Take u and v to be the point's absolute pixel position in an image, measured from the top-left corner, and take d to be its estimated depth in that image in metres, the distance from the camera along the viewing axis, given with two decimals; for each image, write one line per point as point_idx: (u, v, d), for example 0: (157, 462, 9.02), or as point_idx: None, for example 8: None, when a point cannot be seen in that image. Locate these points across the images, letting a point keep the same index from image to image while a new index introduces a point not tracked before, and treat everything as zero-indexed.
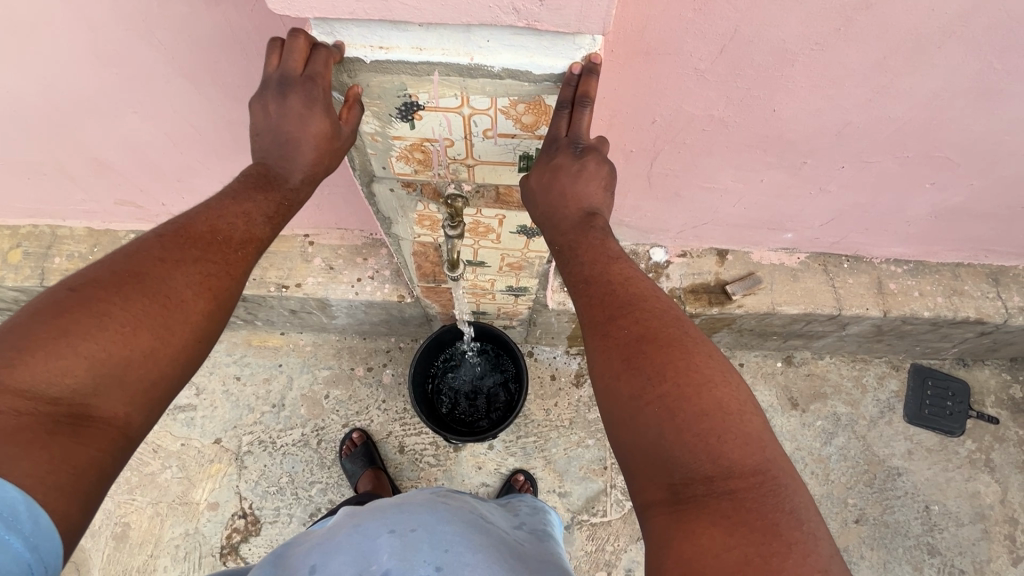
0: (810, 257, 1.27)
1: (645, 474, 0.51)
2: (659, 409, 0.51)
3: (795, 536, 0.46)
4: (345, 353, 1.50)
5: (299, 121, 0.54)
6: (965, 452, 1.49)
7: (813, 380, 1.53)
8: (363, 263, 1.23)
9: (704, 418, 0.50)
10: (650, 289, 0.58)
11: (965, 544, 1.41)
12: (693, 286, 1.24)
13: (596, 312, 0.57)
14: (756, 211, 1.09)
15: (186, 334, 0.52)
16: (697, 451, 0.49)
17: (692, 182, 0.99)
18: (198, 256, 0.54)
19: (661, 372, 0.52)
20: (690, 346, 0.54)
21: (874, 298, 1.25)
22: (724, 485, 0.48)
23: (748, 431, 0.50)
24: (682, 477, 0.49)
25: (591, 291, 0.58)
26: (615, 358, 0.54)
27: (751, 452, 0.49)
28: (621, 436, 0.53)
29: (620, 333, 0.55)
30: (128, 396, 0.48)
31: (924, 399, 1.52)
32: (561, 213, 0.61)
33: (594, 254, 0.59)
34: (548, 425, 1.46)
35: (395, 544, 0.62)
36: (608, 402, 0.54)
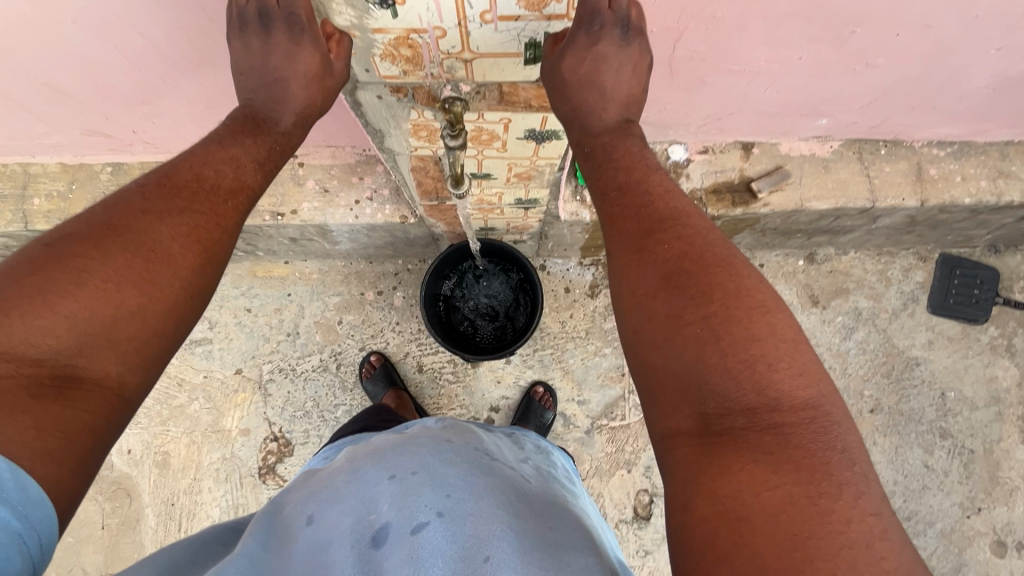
0: (843, 144, 1.16)
1: (672, 401, 0.51)
2: (700, 328, 0.51)
3: (842, 474, 0.46)
4: (353, 278, 1.47)
5: (289, 57, 0.57)
6: (986, 338, 1.47)
7: (835, 277, 1.49)
8: (359, 183, 1.14)
9: (754, 344, 0.50)
10: (692, 209, 0.59)
11: (977, 426, 1.44)
12: (715, 185, 1.15)
13: (630, 227, 0.58)
14: (790, 95, 0.97)
15: (176, 288, 0.52)
16: (742, 380, 0.49)
17: (719, 66, 0.87)
18: (183, 206, 0.54)
19: (706, 294, 0.52)
20: (739, 271, 0.54)
21: (912, 186, 1.15)
22: (766, 417, 0.48)
23: (801, 361, 0.50)
24: (717, 407, 0.49)
25: (628, 204, 0.59)
26: (654, 278, 0.54)
27: (803, 385, 0.50)
28: (650, 358, 0.53)
29: (661, 250, 0.55)
30: (118, 354, 0.48)
31: (950, 288, 1.48)
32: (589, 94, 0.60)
33: (630, 162, 0.61)
34: (565, 337, 1.45)
35: (394, 493, 0.60)
36: (641, 322, 0.54)
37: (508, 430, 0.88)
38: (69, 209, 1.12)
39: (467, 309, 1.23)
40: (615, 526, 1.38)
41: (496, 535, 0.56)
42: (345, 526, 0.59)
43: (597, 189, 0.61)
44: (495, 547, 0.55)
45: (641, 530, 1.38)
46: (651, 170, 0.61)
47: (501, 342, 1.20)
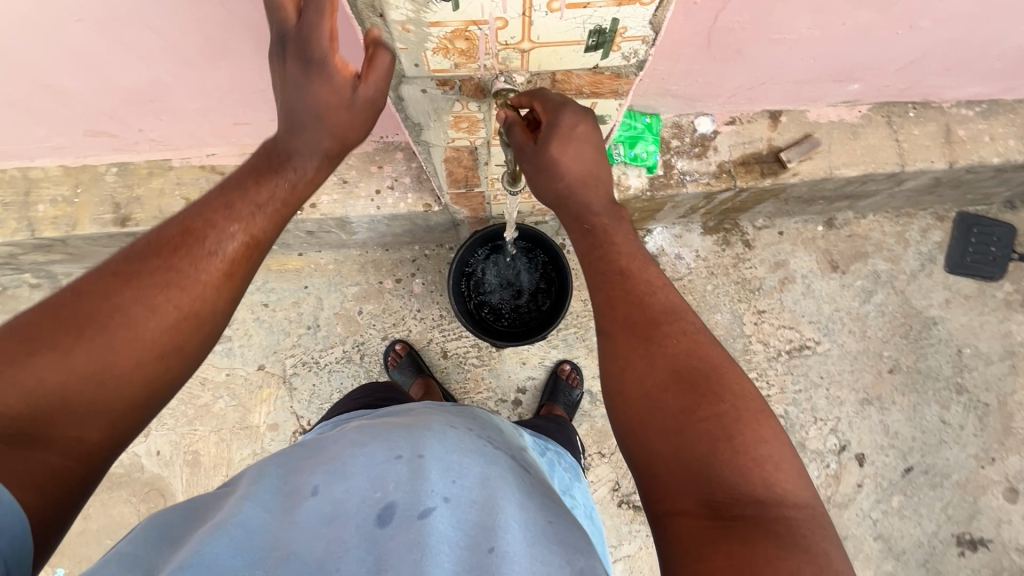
0: (871, 108, 1.13)
1: (676, 487, 0.48)
2: (709, 426, 0.49)
3: (851, 573, 0.43)
4: (370, 267, 1.44)
5: (318, 99, 0.51)
6: (1001, 294, 1.49)
7: (855, 241, 1.49)
8: (379, 172, 1.10)
9: (759, 443, 0.49)
10: (690, 304, 0.59)
11: (992, 380, 1.48)
12: (743, 157, 1.12)
13: (633, 314, 0.56)
14: (826, 61, 0.94)
15: (144, 353, 0.47)
16: (750, 473, 0.47)
17: (759, 35, 0.83)
18: (168, 266, 0.49)
19: (713, 393, 0.51)
20: (740, 371, 0.53)
21: (941, 148, 1.14)
22: (774, 510, 0.46)
23: (800, 466, 0.49)
24: (725, 496, 0.46)
25: (629, 289, 0.58)
26: (658, 370, 0.53)
27: (804, 486, 0.48)
28: (655, 447, 0.50)
29: (665, 342, 0.54)
30: (76, 423, 0.44)
31: (967, 247, 1.48)
32: (583, 192, 0.62)
33: (628, 251, 0.61)
34: (588, 315, 1.45)
35: (405, 471, 0.54)
36: (646, 411, 0.52)
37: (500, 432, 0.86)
38: (77, 214, 1.07)
39: (489, 296, 1.22)
40: None
41: (504, 526, 0.50)
42: (351, 504, 0.51)
43: (597, 273, 0.60)
44: (502, 539, 0.49)
45: None
46: (650, 263, 0.60)
47: (522, 329, 1.19)
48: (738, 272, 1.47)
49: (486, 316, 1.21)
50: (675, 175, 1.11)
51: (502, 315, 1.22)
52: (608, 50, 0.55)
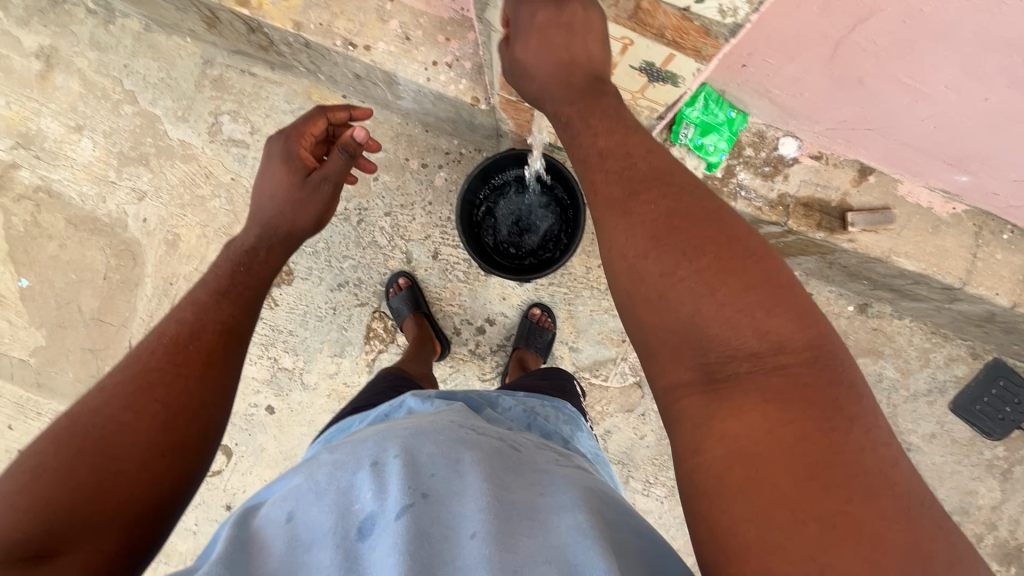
0: (967, 211, 1.01)
1: (671, 352, 0.50)
2: (694, 285, 0.49)
3: (860, 405, 0.46)
4: (402, 140, 1.39)
5: (273, 171, 0.83)
6: (988, 454, 1.41)
7: (877, 336, 1.39)
8: (444, 44, 1.02)
9: (752, 292, 0.48)
10: (677, 165, 0.55)
11: None
12: (809, 199, 1.02)
13: (615, 188, 0.54)
14: (946, 135, 0.83)
15: (141, 450, 0.56)
16: (741, 327, 0.48)
17: (892, 70, 0.73)
18: (157, 382, 0.60)
19: (708, 242, 0.50)
20: (731, 224, 0.51)
21: (1013, 284, 1.03)
22: (773, 358, 0.47)
23: (801, 308, 0.48)
24: (718, 356, 0.48)
25: (623, 160, 0.55)
26: (643, 240, 0.51)
27: (805, 325, 0.48)
28: (647, 320, 0.51)
29: (647, 209, 0.52)
30: (105, 531, 0.52)
31: (983, 394, 1.39)
32: (556, 86, 0.60)
33: (608, 123, 0.58)
34: (584, 283, 1.41)
35: (377, 479, 0.52)
36: (634, 284, 0.52)
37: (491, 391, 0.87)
38: None
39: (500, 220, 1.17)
40: None
41: (483, 507, 0.50)
42: (327, 524, 0.49)
43: (586, 152, 0.58)
44: (486, 520, 0.49)
45: None
46: (635, 130, 0.57)
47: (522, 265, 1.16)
48: None
49: (488, 240, 1.17)
50: (732, 184, 1.02)
51: (506, 243, 1.18)
52: None
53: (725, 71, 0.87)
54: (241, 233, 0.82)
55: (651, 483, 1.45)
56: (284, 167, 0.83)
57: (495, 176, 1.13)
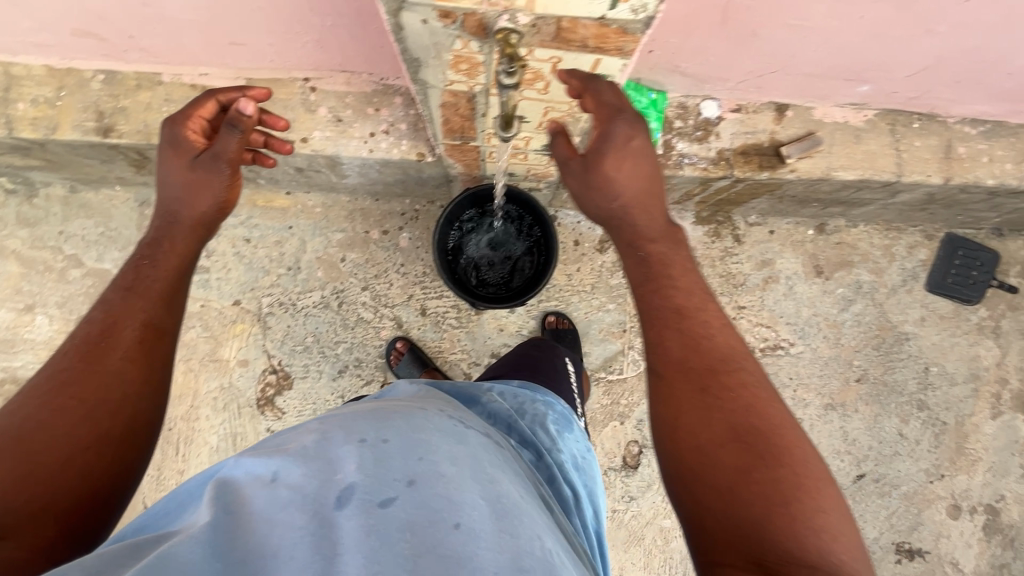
0: (877, 114, 1.13)
1: (726, 541, 0.56)
2: (768, 487, 0.57)
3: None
4: (358, 215, 1.43)
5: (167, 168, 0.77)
6: (975, 319, 1.52)
7: (842, 249, 1.50)
8: (375, 115, 1.07)
9: (811, 506, 0.56)
10: (757, 375, 0.65)
11: (952, 401, 1.52)
12: (744, 147, 1.11)
13: (700, 368, 0.65)
14: (839, 57, 0.92)
15: (67, 445, 0.58)
16: (802, 540, 0.54)
17: (778, 17, 0.82)
18: (77, 377, 0.61)
19: (775, 453, 0.59)
20: (796, 437, 0.61)
21: (939, 163, 1.14)
22: (824, 569, 0.53)
23: (845, 527, 0.56)
24: (776, 559, 0.53)
25: (696, 348, 0.66)
26: (720, 429, 0.61)
27: (846, 546, 0.55)
28: (709, 502, 0.58)
29: (731, 399, 0.62)
30: (40, 523, 0.54)
31: (949, 268, 1.50)
32: (637, 214, 0.74)
33: (686, 292, 0.70)
34: (571, 290, 1.46)
35: (363, 456, 0.55)
36: (703, 465, 0.60)
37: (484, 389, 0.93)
38: (57, 118, 1.04)
39: (475, 257, 1.20)
40: (604, 472, 1.45)
41: (463, 503, 0.53)
42: (307, 490, 0.52)
43: (652, 314, 0.69)
44: (466, 515, 0.52)
45: (628, 478, 1.45)
46: (709, 306, 0.69)
47: (511, 291, 1.19)
48: (724, 265, 1.47)
49: (470, 278, 1.20)
50: (674, 156, 1.10)
51: (487, 276, 1.21)
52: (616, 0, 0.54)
53: (636, 61, 0.95)
54: (156, 223, 0.77)
55: None
56: (174, 153, 0.77)
57: (460, 216, 1.16)
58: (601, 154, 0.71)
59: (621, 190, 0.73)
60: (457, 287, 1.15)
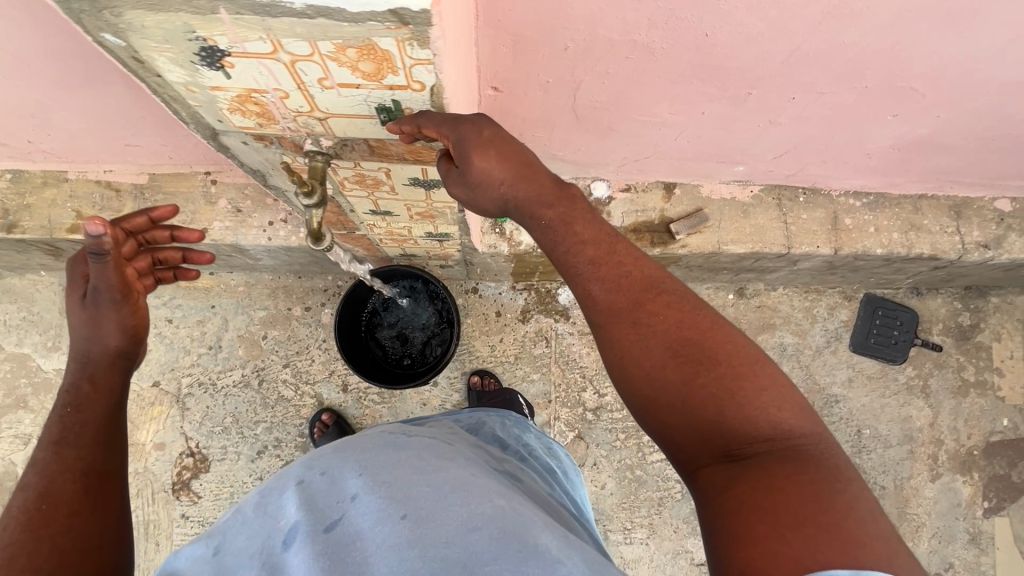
0: (763, 189, 1.17)
1: (697, 445, 0.54)
2: (712, 390, 0.53)
3: (853, 472, 0.51)
4: (280, 292, 1.44)
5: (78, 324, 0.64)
6: (903, 378, 1.51)
7: (763, 312, 1.51)
8: (274, 204, 1.11)
9: (761, 392, 0.53)
10: (671, 280, 0.59)
11: (889, 464, 1.48)
12: (635, 225, 1.15)
13: (620, 308, 0.57)
14: (702, 145, 0.97)
15: None
16: (759, 422, 0.52)
17: (625, 115, 0.86)
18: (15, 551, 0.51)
19: (709, 357, 0.55)
20: (726, 333, 0.56)
21: (827, 234, 1.17)
22: (784, 441, 0.52)
23: (794, 398, 0.54)
24: (739, 444, 0.52)
25: (612, 282, 0.57)
26: (660, 350, 0.56)
27: (804, 415, 0.54)
28: (666, 420, 0.55)
29: (659, 322, 0.56)
30: None
31: (871, 328, 1.50)
32: (524, 190, 0.58)
33: (593, 235, 0.58)
34: (493, 361, 1.45)
35: (302, 495, 0.57)
36: (652, 395, 0.55)
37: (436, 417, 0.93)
38: None
39: (384, 322, 1.24)
40: None
41: (410, 496, 0.55)
42: (254, 546, 0.53)
43: (564, 267, 0.59)
44: (410, 505, 0.54)
45: None
46: (616, 241, 0.59)
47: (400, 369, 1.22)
48: None
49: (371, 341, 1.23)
50: None
51: (388, 345, 1.24)
52: None
53: None
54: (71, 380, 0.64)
55: (630, 528, 1.43)
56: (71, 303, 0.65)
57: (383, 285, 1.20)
58: (461, 161, 0.55)
59: (501, 175, 0.56)
60: (360, 368, 1.16)
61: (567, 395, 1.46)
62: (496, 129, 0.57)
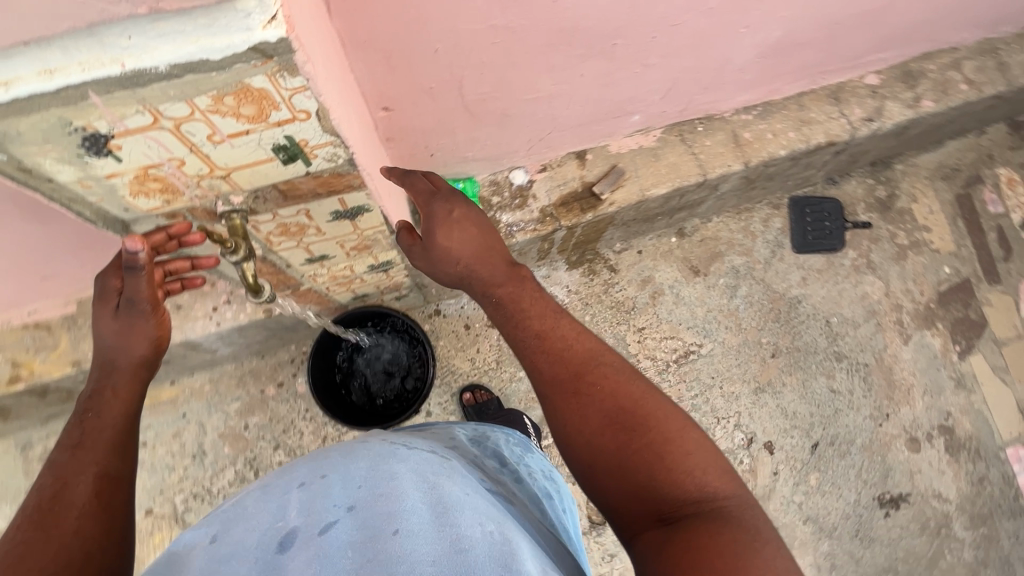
0: (664, 131, 1.24)
1: (636, 507, 0.61)
2: (642, 451, 0.62)
3: (771, 534, 0.56)
4: (248, 378, 1.41)
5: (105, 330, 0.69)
6: (848, 261, 1.60)
7: (707, 243, 1.58)
8: (213, 289, 1.10)
9: (686, 456, 0.62)
10: (604, 348, 0.72)
11: (864, 341, 1.56)
12: (562, 198, 1.19)
13: (564, 373, 0.70)
14: (594, 105, 1.02)
15: None
16: (682, 480, 0.60)
17: (514, 98, 0.91)
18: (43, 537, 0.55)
19: (640, 422, 0.65)
20: (654, 401, 0.67)
21: (733, 152, 1.25)
22: (712, 504, 0.59)
23: (716, 462, 0.62)
24: (668, 504, 0.59)
25: (553, 353, 0.71)
26: (596, 418, 0.66)
27: (726, 479, 0.61)
28: (608, 483, 0.63)
29: (593, 391, 0.67)
30: None
31: (806, 226, 1.59)
32: (479, 269, 0.77)
33: (537, 310, 0.75)
34: (477, 373, 1.46)
35: (302, 500, 0.59)
36: (594, 457, 0.65)
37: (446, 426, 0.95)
38: None
39: (357, 361, 1.25)
40: None
41: (404, 511, 0.55)
42: (250, 540, 0.55)
43: (514, 336, 0.74)
44: (403, 521, 0.53)
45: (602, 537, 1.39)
46: (560, 322, 0.74)
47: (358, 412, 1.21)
48: (610, 296, 1.53)
49: (338, 379, 1.23)
50: (503, 228, 1.18)
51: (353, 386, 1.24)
52: (307, 158, 0.58)
53: (424, 165, 1.02)
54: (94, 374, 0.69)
55: None
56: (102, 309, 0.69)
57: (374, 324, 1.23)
58: (433, 227, 0.76)
59: (463, 245, 0.76)
60: (329, 408, 1.16)
61: None
62: (472, 213, 0.79)
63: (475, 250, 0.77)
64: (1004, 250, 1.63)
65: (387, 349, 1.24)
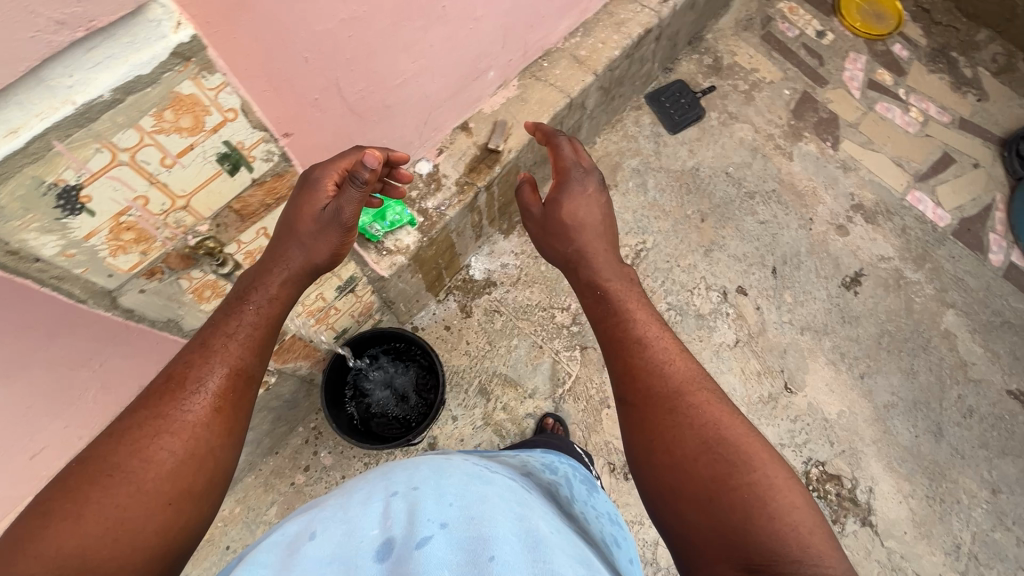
0: (520, 78, 1.40)
1: (719, 552, 0.58)
2: (740, 496, 0.59)
3: None
4: (273, 478, 1.37)
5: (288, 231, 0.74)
6: (715, 121, 1.84)
7: (603, 161, 1.76)
8: None
9: (790, 513, 0.58)
10: (705, 377, 0.71)
11: (762, 173, 1.79)
12: (469, 166, 1.30)
13: (659, 388, 0.69)
14: (453, 72, 1.16)
15: (164, 484, 0.57)
16: (781, 537, 0.57)
17: (387, 87, 1.02)
18: (165, 433, 0.59)
19: (740, 457, 0.62)
20: (754, 443, 0.64)
21: (581, 69, 1.43)
22: (810, 568, 0.55)
23: (821, 531, 0.58)
24: (761, 557, 0.56)
25: (649, 371, 0.71)
26: (691, 440, 0.65)
27: (831, 553, 0.57)
28: (695, 517, 0.61)
29: (693, 415, 0.66)
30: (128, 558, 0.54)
31: (669, 111, 1.82)
32: (597, 262, 0.84)
33: (649, 325, 0.76)
34: (477, 361, 1.51)
35: (404, 510, 0.56)
36: (681, 481, 0.63)
37: (514, 453, 0.92)
38: None
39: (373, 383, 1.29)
40: None
41: (496, 536, 0.52)
42: (350, 545, 0.52)
43: (619, 346, 0.75)
44: (498, 548, 0.50)
45: None
46: (666, 337, 0.75)
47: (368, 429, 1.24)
48: None
49: (354, 399, 1.27)
50: (433, 210, 1.25)
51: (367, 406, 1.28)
52: (248, 163, 0.66)
53: None
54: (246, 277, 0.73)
55: None
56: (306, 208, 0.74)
57: (400, 347, 1.28)
58: (561, 199, 0.87)
59: (581, 223, 0.86)
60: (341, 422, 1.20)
61: (549, 331, 1.55)
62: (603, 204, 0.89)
63: (600, 239, 0.86)
64: (816, 59, 1.94)
65: (406, 376, 1.29)
